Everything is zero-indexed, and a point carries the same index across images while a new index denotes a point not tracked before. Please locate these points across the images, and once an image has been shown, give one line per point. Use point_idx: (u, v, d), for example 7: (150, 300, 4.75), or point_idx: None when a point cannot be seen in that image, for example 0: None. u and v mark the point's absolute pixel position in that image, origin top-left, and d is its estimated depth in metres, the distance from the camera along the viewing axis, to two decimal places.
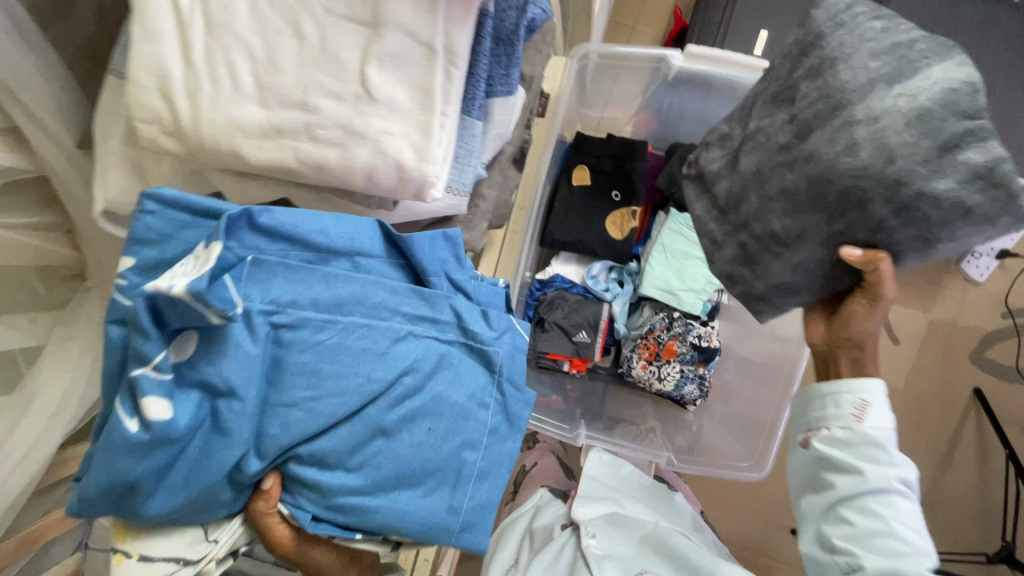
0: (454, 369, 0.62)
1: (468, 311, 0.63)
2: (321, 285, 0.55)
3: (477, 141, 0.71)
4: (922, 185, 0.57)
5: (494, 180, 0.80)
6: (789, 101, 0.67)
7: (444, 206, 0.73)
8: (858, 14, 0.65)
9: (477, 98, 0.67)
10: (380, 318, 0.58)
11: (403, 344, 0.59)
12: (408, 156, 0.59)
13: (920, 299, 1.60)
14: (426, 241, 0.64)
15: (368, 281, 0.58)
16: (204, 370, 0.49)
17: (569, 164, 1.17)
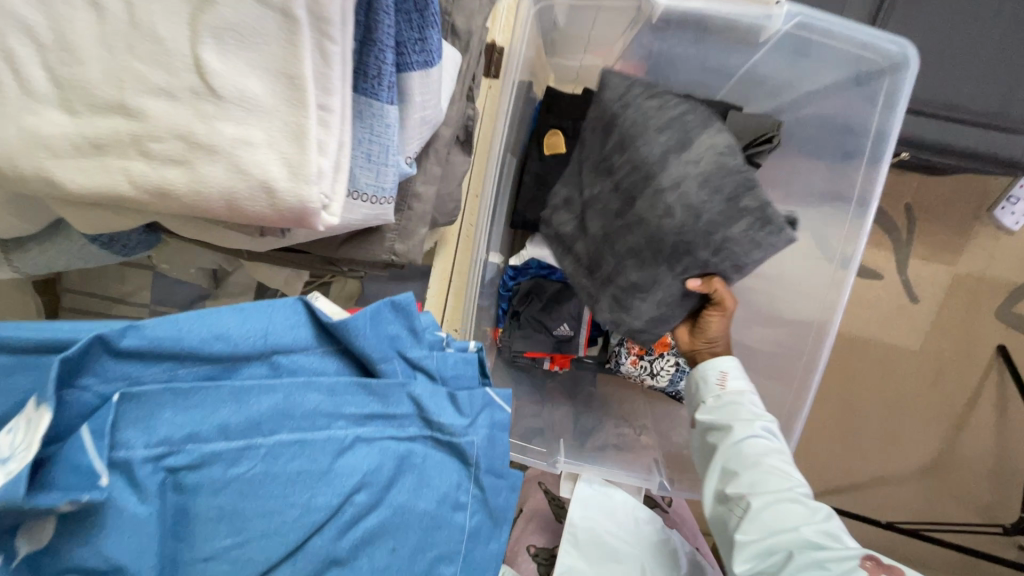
0: (419, 471, 0.50)
1: (431, 396, 0.50)
2: (227, 407, 0.43)
3: (395, 133, 0.53)
4: (722, 231, 0.73)
5: (429, 174, 0.63)
6: (590, 183, 0.85)
7: (361, 219, 0.56)
8: (636, 96, 0.80)
9: (386, 73, 0.50)
10: (314, 430, 0.46)
11: (347, 457, 0.47)
12: (278, 174, 0.42)
13: (946, 253, 1.43)
14: (364, 317, 0.48)
15: (292, 386, 0.45)
16: (77, 554, 0.38)
17: (539, 129, 0.97)
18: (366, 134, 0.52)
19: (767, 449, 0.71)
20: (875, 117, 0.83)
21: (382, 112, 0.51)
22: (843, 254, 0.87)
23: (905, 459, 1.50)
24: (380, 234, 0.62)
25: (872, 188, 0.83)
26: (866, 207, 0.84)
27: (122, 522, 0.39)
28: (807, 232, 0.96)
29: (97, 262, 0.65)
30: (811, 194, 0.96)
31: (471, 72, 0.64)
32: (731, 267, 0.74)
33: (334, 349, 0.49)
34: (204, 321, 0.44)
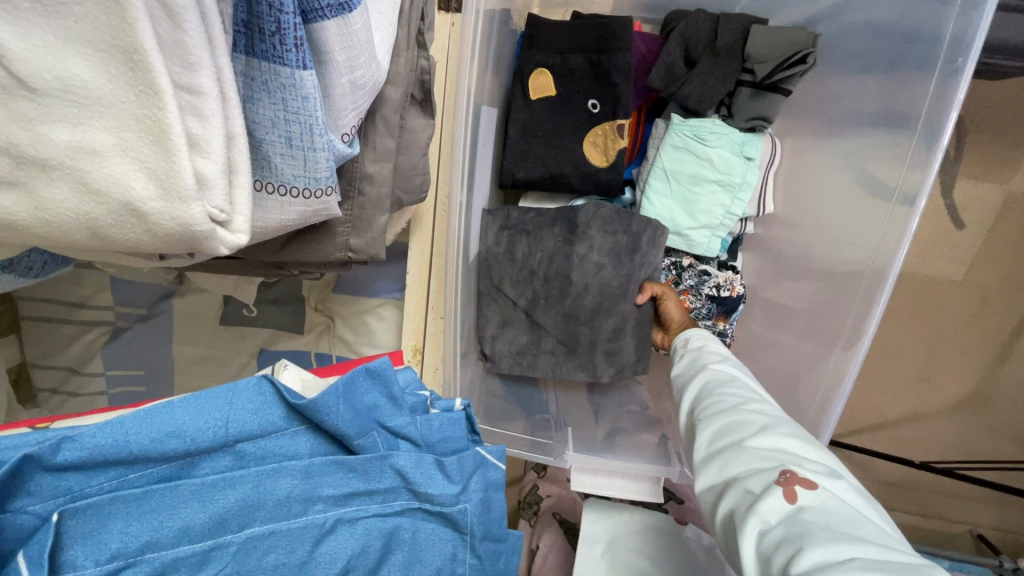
0: (408, 547, 0.44)
1: (418, 466, 0.43)
2: (188, 509, 0.37)
3: (319, 106, 0.40)
4: (653, 238, 0.83)
5: (379, 150, 0.51)
6: (516, 295, 0.81)
7: (297, 219, 0.45)
8: (508, 216, 0.81)
9: (290, 26, 0.37)
10: (288, 520, 0.40)
11: (327, 543, 0.41)
12: (144, 191, 0.31)
13: (998, 170, 1.22)
14: (337, 394, 0.41)
15: (260, 475, 0.39)
16: None
17: (523, 69, 0.82)
18: (280, 113, 0.40)
19: (723, 376, 0.65)
20: (950, 21, 0.67)
21: (294, 82, 0.38)
22: (903, 191, 0.72)
23: (938, 396, 1.34)
24: (330, 230, 0.51)
25: (943, 111, 0.68)
26: (939, 129, 0.68)
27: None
28: (854, 164, 0.80)
29: (7, 287, 0.55)
30: (859, 120, 0.80)
31: (417, 8, 0.50)
32: (653, 273, 0.84)
33: (305, 425, 0.42)
34: (154, 419, 0.36)
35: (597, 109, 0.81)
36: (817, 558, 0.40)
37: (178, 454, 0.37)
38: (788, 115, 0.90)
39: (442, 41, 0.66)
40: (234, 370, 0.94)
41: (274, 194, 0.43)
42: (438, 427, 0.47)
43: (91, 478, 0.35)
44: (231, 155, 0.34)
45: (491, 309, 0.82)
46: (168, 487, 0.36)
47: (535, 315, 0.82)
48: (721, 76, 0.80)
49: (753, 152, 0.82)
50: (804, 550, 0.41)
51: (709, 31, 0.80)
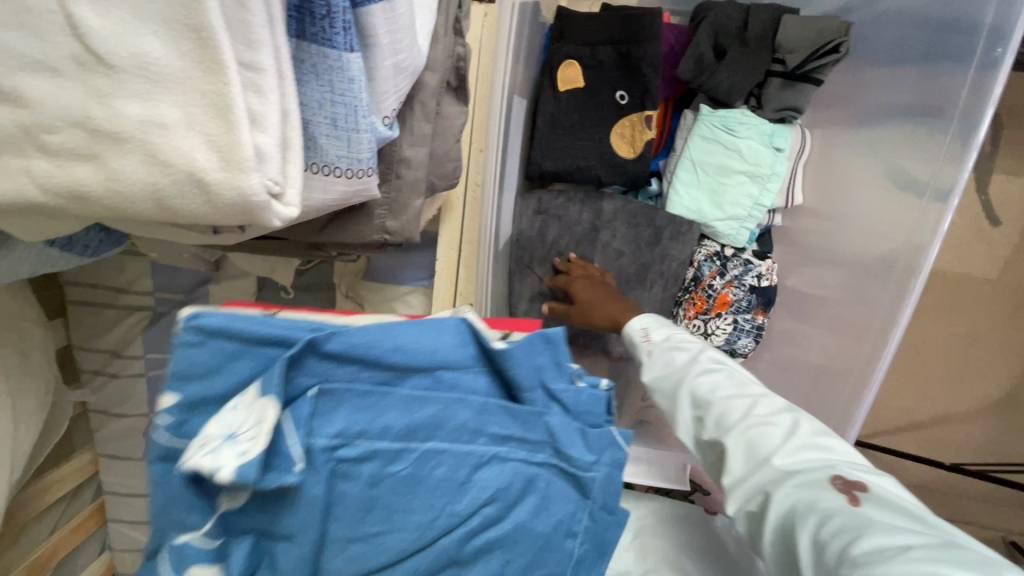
0: (541, 496, 0.42)
1: (566, 429, 0.41)
2: (395, 411, 0.38)
3: (363, 88, 0.42)
4: (677, 227, 0.84)
5: (416, 134, 0.52)
6: (543, 273, 0.84)
7: (339, 198, 0.46)
8: (540, 198, 0.84)
9: (340, 9, 0.38)
10: (460, 445, 0.39)
11: (481, 473, 0.40)
12: (206, 162, 0.32)
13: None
14: (523, 344, 0.40)
15: (449, 400, 0.39)
16: (264, 514, 0.37)
17: (552, 61, 0.83)
18: (327, 94, 0.41)
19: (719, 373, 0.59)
20: (990, 8, 0.66)
21: (341, 64, 0.40)
22: (937, 187, 0.72)
23: (970, 397, 1.31)
24: (367, 212, 0.53)
25: (980, 108, 0.67)
26: (976, 124, 0.68)
27: (309, 500, 0.37)
28: (884, 158, 0.79)
29: (67, 265, 0.58)
30: (890, 111, 0.78)
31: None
32: (677, 267, 0.86)
33: (487, 367, 0.41)
34: (389, 332, 0.38)
35: (624, 99, 0.82)
36: (874, 543, 0.40)
37: (397, 366, 0.38)
38: (817, 107, 0.88)
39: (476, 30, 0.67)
40: None
41: (319, 174, 0.44)
42: (585, 395, 0.43)
43: (334, 369, 0.38)
44: (286, 131, 0.35)
45: (518, 288, 0.84)
46: (385, 390, 0.38)
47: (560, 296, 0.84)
48: (750, 67, 0.80)
49: (783, 143, 0.82)
50: (875, 543, 0.40)
51: (739, 22, 0.80)
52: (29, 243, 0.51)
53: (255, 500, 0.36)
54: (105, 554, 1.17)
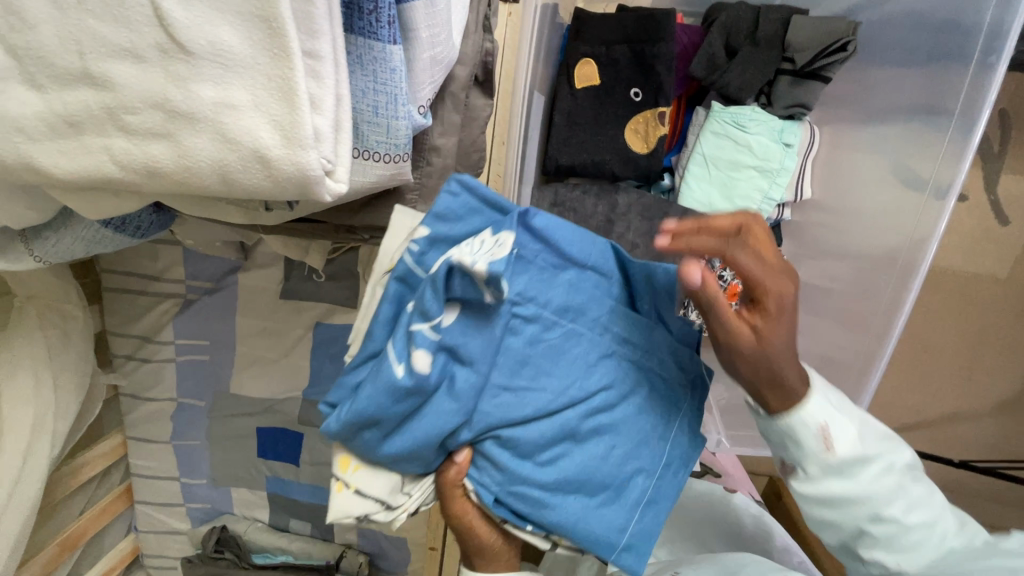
0: (648, 391, 0.50)
1: (675, 346, 0.51)
2: (560, 291, 0.47)
3: (403, 78, 0.46)
4: (689, 219, 0.87)
5: (447, 124, 0.56)
6: None
7: (376, 181, 0.50)
8: (557, 191, 0.89)
9: (387, 6, 0.42)
10: (597, 332, 0.48)
11: (604, 361, 0.48)
12: (270, 140, 0.36)
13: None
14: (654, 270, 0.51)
15: (597, 296, 0.48)
16: (464, 339, 0.43)
17: (569, 60, 0.87)
18: (371, 83, 0.45)
19: (889, 477, 0.52)
20: (988, 8, 0.68)
21: (384, 55, 0.44)
22: (937, 183, 0.74)
23: (980, 396, 1.32)
24: (399, 197, 0.56)
25: (978, 107, 0.69)
26: (975, 121, 0.70)
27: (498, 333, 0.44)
28: (888, 154, 0.82)
29: (119, 247, 0.63)
30: (897, 109, 0.81)
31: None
32: None
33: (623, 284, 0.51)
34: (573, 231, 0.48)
35: (639, 97, 0.85)
36: None
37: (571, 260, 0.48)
38: (825, 105, 0.92)
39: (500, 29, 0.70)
40: (291, 341, 1.02)
41: (361, 158, 0.48)
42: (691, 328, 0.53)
43: (530, 244, 0.46)
44: (339, 114, 0.39)
45: None
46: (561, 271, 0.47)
47: None
48: (760, 65, 0.83)
49: (792, 138, 0.84)
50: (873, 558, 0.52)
51: (750, 22, 0.83)
52: (90, 224, 0.56)
53: (462, 322, 0.43)
54: (131, 536, 1.21)
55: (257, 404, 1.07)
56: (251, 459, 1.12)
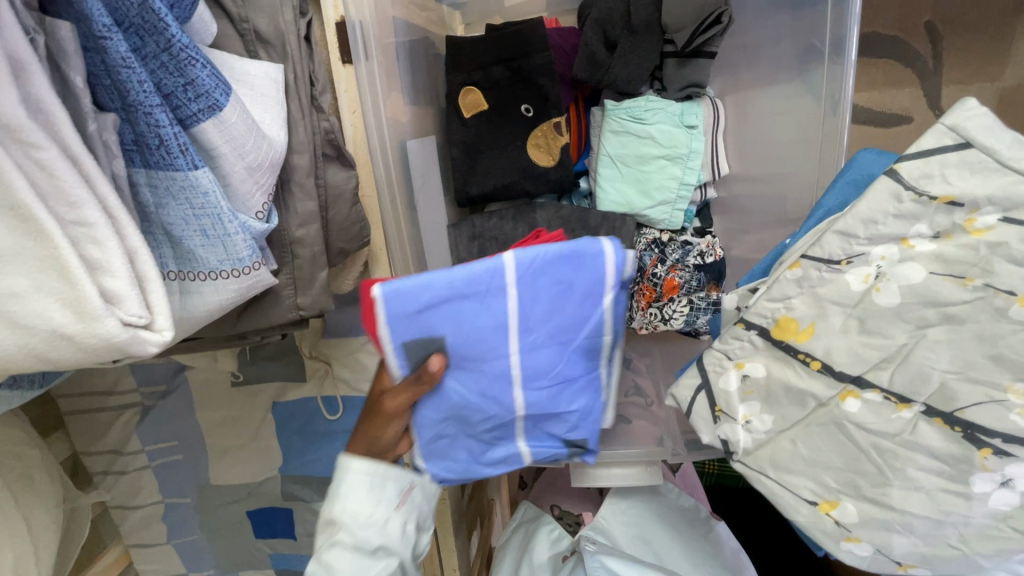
0: (530, 441, 0.64)
1: (496, 460, 0.65)
2: (462, 402, 0.57)
3: (221, 196, 0.44)
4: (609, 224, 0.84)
5: (303, 213, 0.54)
6: None
7: (236, 297, 0.49)
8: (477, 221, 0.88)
9: (171, 137, 0.40)
10: (486, 424, 0.60)
11: (503, 425, 0.61)
12: (63, 319, 0.35)
13: (993, 65, 1.02)
14: (434, 445, 0.62)
15: (461, 423, 0.60)
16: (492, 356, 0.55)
17: (450, 91, 0.84)
18: (189, 211, 0.44)
19: None
20: None
21: (190, 182, 0.42)
22: (831, 96, 0.73)
23: None
24: (276, 295, 0.56)
25: (844, 28, 0.69)
26: (843, 43, 0.69)
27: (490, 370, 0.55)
28: (790, 103, 0.79)
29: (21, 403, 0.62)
30: (778, 63, 0.79)
31: (303, 67, 0.51)
32: None
33: (454, 424, 0.60)
34: (438, 400, 0.57)
35: (528, 111, 0.83)
36: None
37: (452, 408, 0.58)
38: (723, 72, 0.85)
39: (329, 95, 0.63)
40: (255, 424, 1.01)
41: (208, 280, 0.48)
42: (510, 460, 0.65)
43: (462, 376, 0.56)
44: (140, 269, 0.38)
45: None
46: (448, 401, 0.57)
47: None
48: (643, 52, 0.80)
49: (694, 120, 0.81)
50: None
51: (623, 11, 0.80)
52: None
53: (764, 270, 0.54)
54: None
55: (239, 490, 1.07)
56: (250, 543, 1.12)
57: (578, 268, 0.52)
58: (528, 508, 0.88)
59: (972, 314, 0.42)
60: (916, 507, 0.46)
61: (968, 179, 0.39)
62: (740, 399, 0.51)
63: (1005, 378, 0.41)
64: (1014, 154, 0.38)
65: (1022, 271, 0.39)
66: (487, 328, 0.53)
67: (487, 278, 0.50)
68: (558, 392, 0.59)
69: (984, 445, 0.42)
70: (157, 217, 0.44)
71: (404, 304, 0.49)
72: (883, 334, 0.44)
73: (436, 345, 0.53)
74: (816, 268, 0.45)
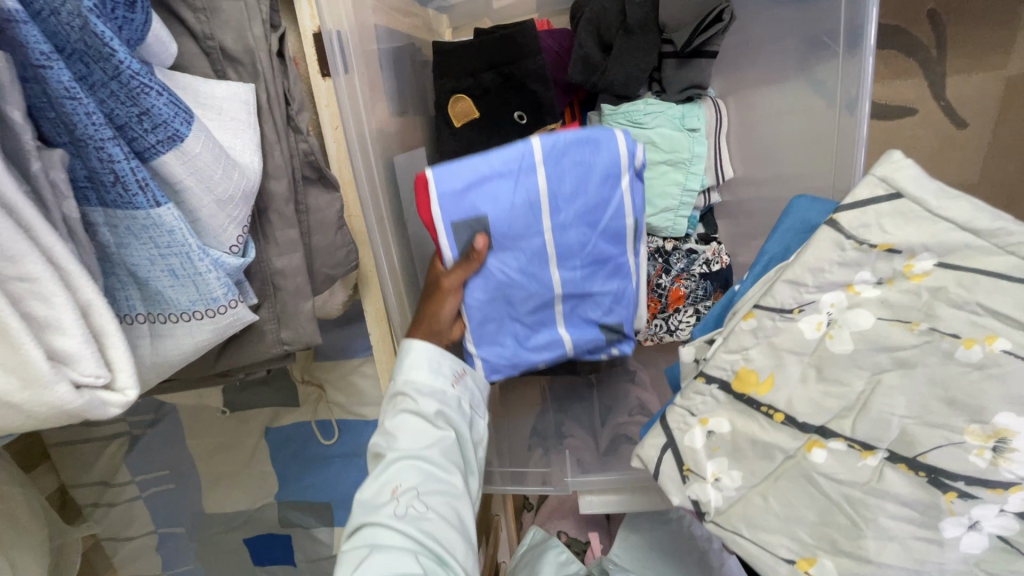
0: (569, 325, 0.68)
1: (537, 347, 0.67)
2: (505, 279, 0.63)
3: (189, 233, 0.40)
4: None
5: (282, 242, 0.50)
6: None
7: (213, 338, 0.45)
8: None
9: (128, 172, 0.36)
10: (529, 306, 0.65)
11: (543, 308, 0.66)
12: (7, 386, 0.31)
13: (999, 52, 0.98)
14: (481, 331, 0.66)
15: (506, 304, 0.65)
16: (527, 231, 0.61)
17: (439, 99, 0.79)
18: (154, 250, 0.40)
19: None
20: None
21: (153, 220, 0.38)
22: (845, 95, 0.67)
23: None
24: (259, 332, 0.52)
25: (859, 19, 0.63)
26: (859, 34, 0.63)
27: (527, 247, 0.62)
28: (797, 101, 0.74)
29: None
30: (785, 59, 0.74)
31: (278, 85, 0.47)
32: None
33: (499, 307, 0.65)
34: (482, 279, 0.63)
35: (522, 118, 0.79)
36: None
37: (496, 287, 0.63)
38: (725, 71, 0.81)
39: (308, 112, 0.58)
40: (249, 450, 0.98)
41: (180, 321, 0.44)
42: (547, 345, 0.67)
43: (503, 254, 0.62)
44: (96, 322, 0.34)
45: None
46: (492, 280, 0.63)
47: None
48: (640, 53, 0.76)
49: (696, 122, 0.77)
50: None
51: (617, 11, 0.76)
52: None
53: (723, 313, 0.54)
54: None
55: (235, 517, 1.03)
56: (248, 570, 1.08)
57: (597, 147, 0.60)
58: (536, 531, 0.84)
59: (922, 358, 0.41)
60: (892, 559, 0.42)
61: (903, 228, 0.41)
62: (707, 453, 0.48)
63: (964, 422, 0.40)
64: (943, 205, 0.40)
65: (963, 314, 0.40)
66: (520, 206, 0.60)
67: (518, 156, 0.59)
68: (592, 273, 0.65)
69: (949, 488, 0.40)
70: (119, 257, 0.41)
71: (453, 184, 0.59)
72: (841, 383, 0.43)
73: (479, 223, 0.60)
74: (770, 318, 0.45)
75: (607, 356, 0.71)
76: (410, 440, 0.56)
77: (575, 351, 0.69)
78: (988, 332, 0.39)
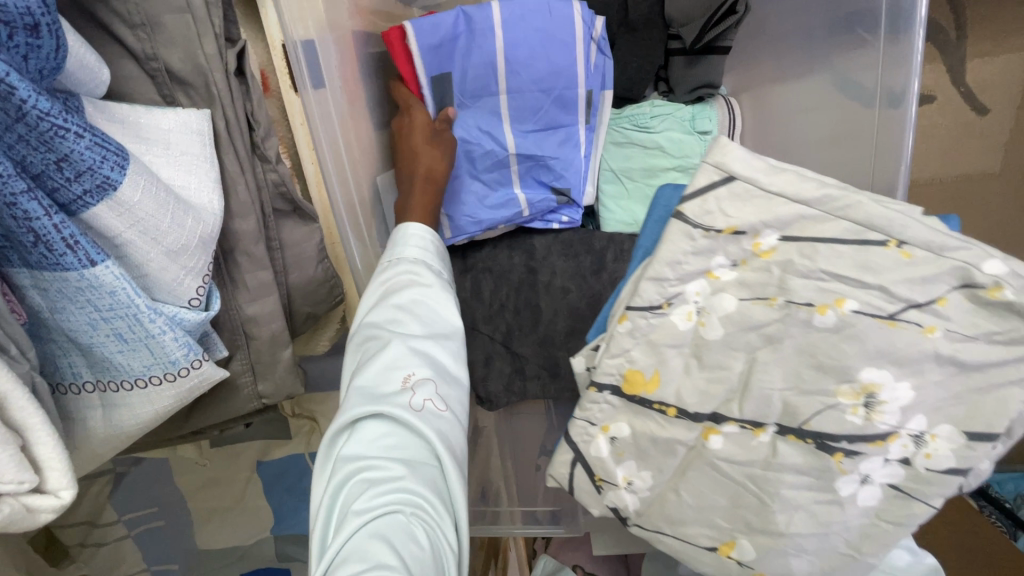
0: (526, 196, 0.68)
1: (495, 208, 0.67)
2: (467, 132, 0.65)
3: (135, 292, 0.34)
4: (618, 245, 0.69)
5: (250, 288, 0.44)
6: (489, 330, 0.68)
7: (175, 403, 0.39)
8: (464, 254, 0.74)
9: (50, 230, 0.30)
10: (490, 167, 0.67)
11: (502, 170, 0.67)
12: None
13: (1019, 34, 0.89)
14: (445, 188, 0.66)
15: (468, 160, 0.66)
16: (488, 84, 0.65)
17: None
18: (94, 314, 0.34)
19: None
20: None
21: (88, 281, 0.32)
22: (886, 84, 0.60)
23: None
24: (232, 386, 0.46)
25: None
26: (905, 14, 0.57)
27: (488, 104, 0.66)
28: (821, 95, 0.67)
29: None
30: (808, 52, 0.68)
31: (242, 109, 0.40)
32: None
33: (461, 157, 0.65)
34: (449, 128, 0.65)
35: None
36: None
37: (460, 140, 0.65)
38: (737, 68, 0.75)
39: (279, 130, 0.51)
40: (241, 485, 0.92)
41: (134, 389, 0.38)
42: (503, 211, 0.67)
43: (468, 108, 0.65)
44: None
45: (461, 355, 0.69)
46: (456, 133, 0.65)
47: (512, 347, 0.67)
48: (645, 50, 0.70)
49: (708, 124, 0.71)
50: None
51: (619, 5, 0.70)
52: None
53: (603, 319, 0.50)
54: None
55: (228, 554, 0.97)
56: None
57: (554, 12, 0.64)
58: (547, 559, 0.84)
59: (785, 331, 0.41)
60: (801, 528, 0.43)
61: (743, 210, 0.39)
62: (617, 459, 0.47)
63: (835, 382, 0.40)
64: (773, 179, 0.39)
65: (813, 283, 0.40)
66: (484, 64, 0.64)
67: (484, 16, 0.63)
68: (545, 137, 0.68)
69: (835, 450, 0.41)
70: (54, 322, 0.35)
71: (427, 31, 0.62)
72: (722, 367, 0.43)
73: (444, 79, 0.64)
74: (642, 316, 0.43)
75: (558, 223, 0.71)
76: (421, 330, 0.46)
77: (529, 213, 0.68)
78: (838, 295, 0.39)
